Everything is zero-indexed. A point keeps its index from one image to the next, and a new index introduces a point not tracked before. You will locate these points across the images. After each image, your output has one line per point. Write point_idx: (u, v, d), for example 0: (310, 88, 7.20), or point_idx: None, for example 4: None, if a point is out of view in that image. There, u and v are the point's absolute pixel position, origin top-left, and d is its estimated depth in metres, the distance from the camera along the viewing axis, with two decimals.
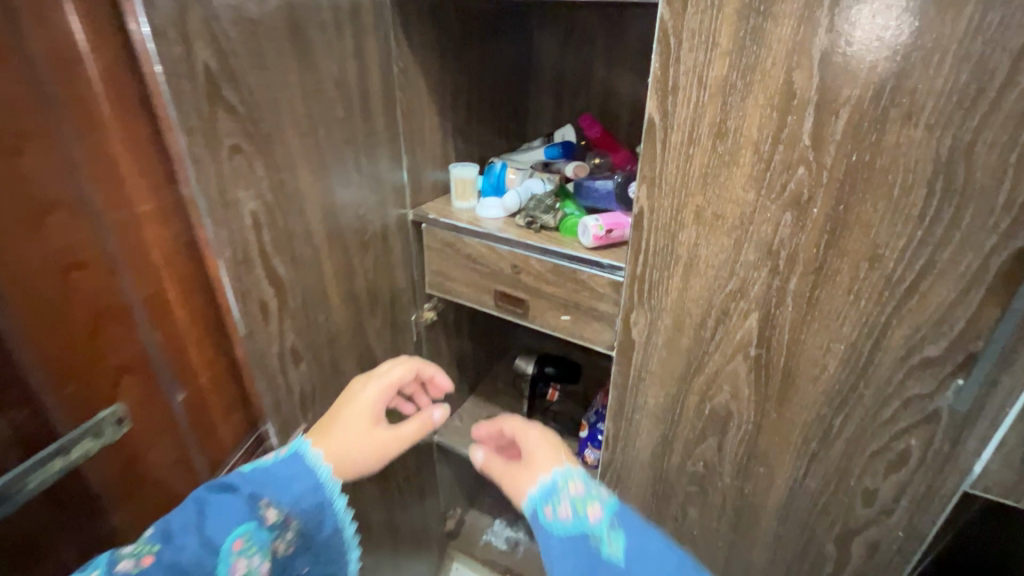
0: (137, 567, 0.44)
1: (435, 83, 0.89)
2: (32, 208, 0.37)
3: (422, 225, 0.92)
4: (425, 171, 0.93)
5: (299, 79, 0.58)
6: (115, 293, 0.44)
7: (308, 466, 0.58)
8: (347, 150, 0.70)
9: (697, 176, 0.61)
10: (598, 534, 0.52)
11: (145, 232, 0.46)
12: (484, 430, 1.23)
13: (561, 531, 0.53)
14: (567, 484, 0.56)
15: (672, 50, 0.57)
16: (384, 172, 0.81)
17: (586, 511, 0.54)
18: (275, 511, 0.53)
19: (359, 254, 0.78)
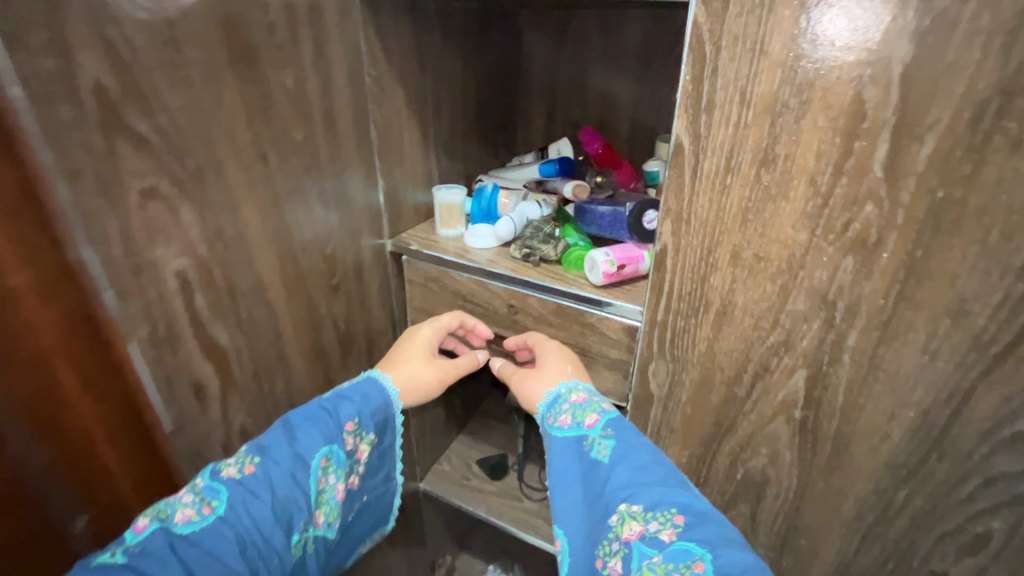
0: (240, 476, 0.52)
1: (414, 94, 0.77)
2: None
3: (403, 257, 0.80)
4: (405, 194, 0.81)
5: (238, 97, 0.47)
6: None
7: (378, 392, 0.66)
8: (307, 178, 0.58)
9: (735, 211, 0.51)
10: (592, 436, 0.58)
11: (11, 315, 0.36)
12: (477, 476, 1.11)
13: (563, 433, 0.61)
14: (570, 394, 0.63)
15: (708, 59, 0.47)
16: (357, 199, 0.69)
17: (585, 419, 0.60)
18: (352, 438, 0.62)
19: (327, 299, 0.66)
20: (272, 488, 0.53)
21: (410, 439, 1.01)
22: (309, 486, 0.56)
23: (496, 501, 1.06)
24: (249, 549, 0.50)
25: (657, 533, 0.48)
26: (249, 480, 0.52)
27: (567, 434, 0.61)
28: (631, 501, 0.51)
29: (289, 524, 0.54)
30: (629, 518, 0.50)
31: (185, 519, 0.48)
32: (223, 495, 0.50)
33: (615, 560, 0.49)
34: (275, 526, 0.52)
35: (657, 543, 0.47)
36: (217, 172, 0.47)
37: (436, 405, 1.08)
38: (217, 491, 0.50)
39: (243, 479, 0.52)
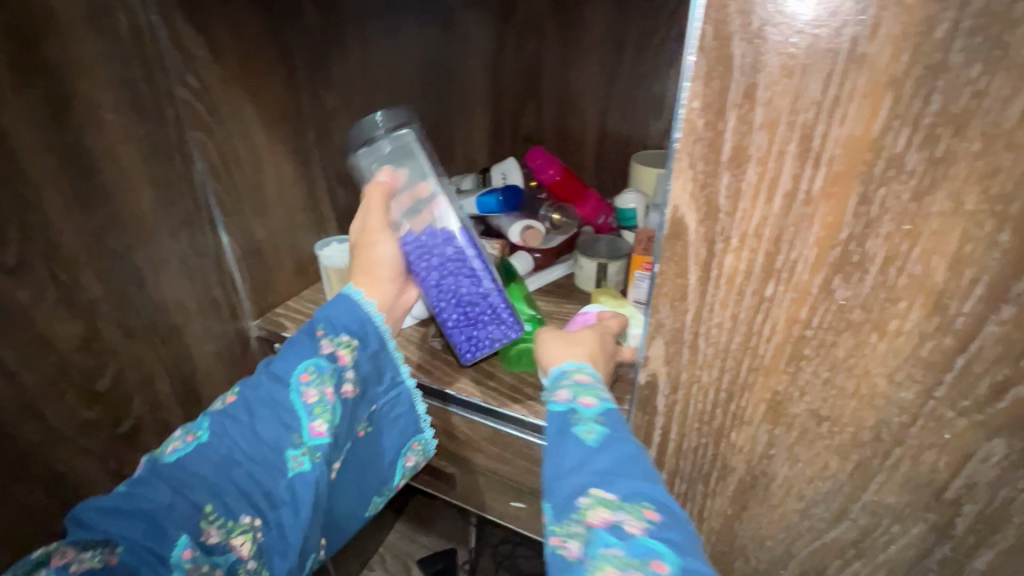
0: (222, 407, 0.37)
1: (276, 109, 0.52)
2: None
3: (276, 345, 0.55)
4: (276, 253, 0.55)
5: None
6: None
7: (354, 313, 0.42)
8: (12, 288, 0.33)
9: (783, 341, 0.28)
10: (585, 413, 0.31)
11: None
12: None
13: (547, 404, 0.33)
14: (574, 374, 0.36)
15: (738, 70, 0.23)
16: (171, 285, 0.44)
17: (581, 395, 0.33)
18: (334, 344, 0.40)
19: (115, 455, 0.41)
20: (254, 416, 0.36)
21: None
22: (290, 405, 0.37)
23: None
24: (223, 491, 0.34)
25: (622, 524, 0.25)
26: (239, 406, 0.37)
27: (553, 408, 0.33)
28: (608, 486, 0.27)
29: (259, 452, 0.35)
30: (598, 503, 0.27)
31: (171, 452, 0.35)
32: (206, 424, 0.36)
33: (567, 551, 0.26)
34: (246, 465, 0.35)
35: (626, 540, 0.25)
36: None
37: None
38: (204, 420, 0.36)
39: (231, 408, 0.37)
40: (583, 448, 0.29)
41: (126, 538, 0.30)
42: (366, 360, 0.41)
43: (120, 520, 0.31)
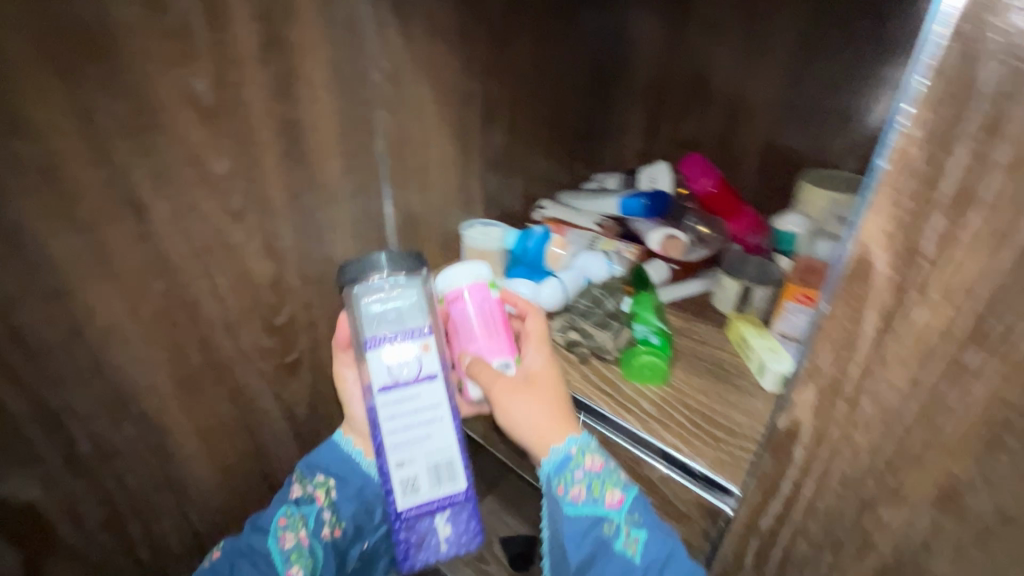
0: (210, 563, 0.44)
1: (449, 96, 0.55)
2: None
3: None
4: (428, 227, 0.60)
5: (66, 121, 0.30)
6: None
7: (336, 461, 0.48)
8: (232, 231, 0.40)
9: (977, 420, 0.24)
10: (616, 522, 0.40)
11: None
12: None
13: (567, 510, 0.41)
14: (585, 462, 0.42)
15: (984, 97, 0.20)
16: (341, 245, 0.50)
17: (604, 497, 0.41)
18: (305, 487, 0.47)
19: (278, 381, 0.48)
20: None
21: None
22: None
23: None
24: None
25: None
26: (220, 565, 0.44)
27: (579, 516, 0.41)
28: None
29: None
30: None
31: None
32: None
33: None
34: None
35: None
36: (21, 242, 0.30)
37: None
38: None
39: (216, 566, 0.44)
40: (625, 561, 0.39)
41: None
42: (347, 509, 0.47)
43: None
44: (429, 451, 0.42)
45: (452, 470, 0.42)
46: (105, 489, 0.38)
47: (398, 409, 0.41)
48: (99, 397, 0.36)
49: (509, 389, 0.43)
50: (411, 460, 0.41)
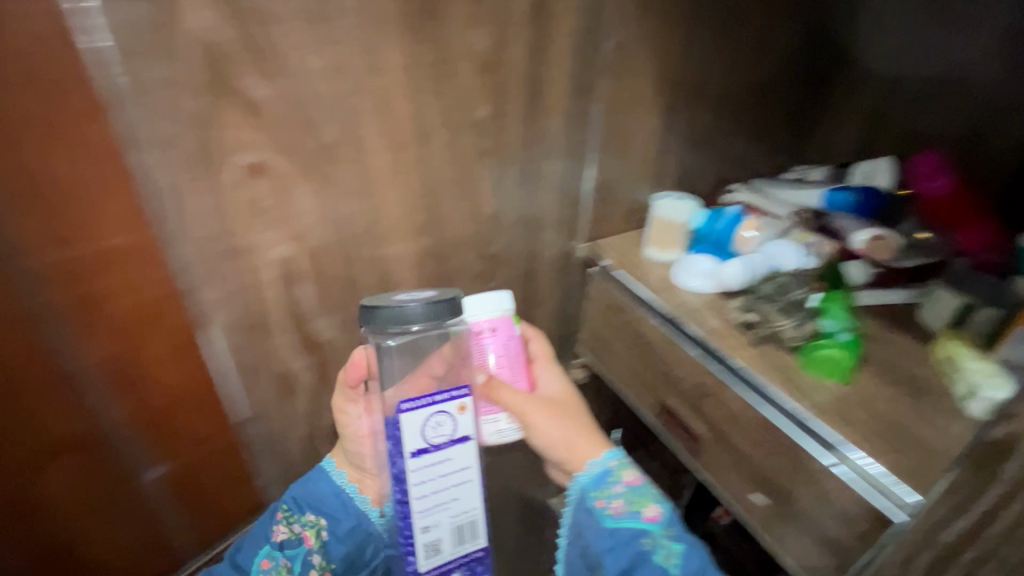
0: None
1: (668, 69, 0.57)
2: None
3: (593, 270, 0.65)
4: (620, 195, 0.64)
5: (398, 64, 0.39)
6: (46, 354, 0.34)
7: (324, 497, 0.48)
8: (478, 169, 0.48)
9: None
10: (655, 533, 0.44)
11: (106, 278, 0.35)
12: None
13: (608, 523, 0.45)
14: (622, 474, 0.47)
15: None
16: (546, 197, 0.56)
17: (643, 509, 0.45)
18: (289, 527, 0.47)
19: None
20: None
21: None
22: None
23: None
24: None
25: None
26: None
27: (620, 527, 0.45)
28: None
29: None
30: None
31: None
32: None
33: None
34: None
35: None
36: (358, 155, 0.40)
37: None
38: None
39: None
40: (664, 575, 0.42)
41: None
42: (334, 549, 0.48)
43: None
44: (455, 513, 0.43)
45: (474, 529, 0.45)
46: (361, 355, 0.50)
47: (428, 474, 0.42)
48: (376, 282, 0.47)
49: (540, 407, 0.48)
50: (436, 524, 0.43)
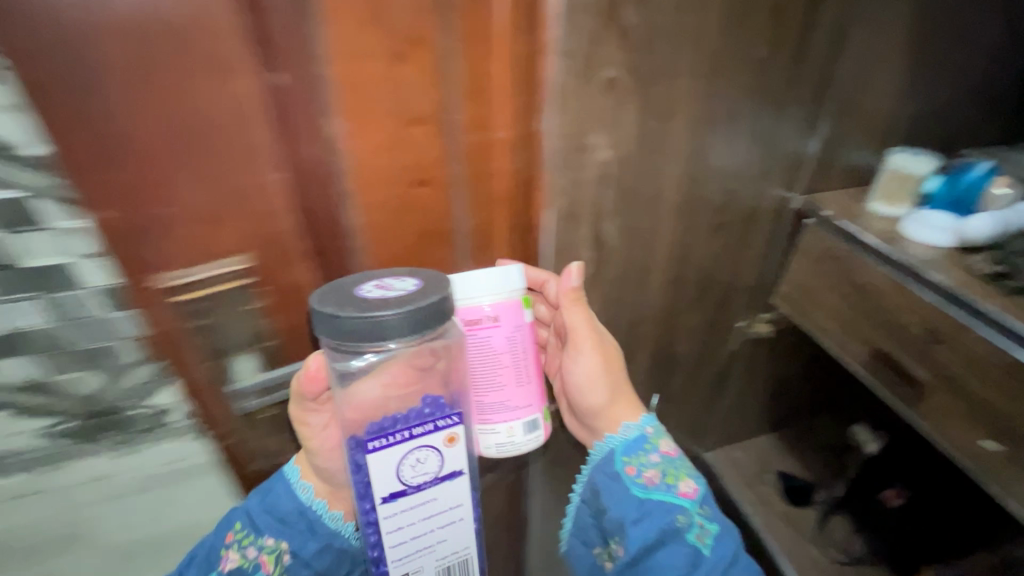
0: None
1: (924, 27, 0.59)
2: (393, 128, 0.41)
3: (809, 221, 0.68)
4: (846, 152, 0.66)
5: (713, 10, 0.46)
6: (445, 219, 0.47)
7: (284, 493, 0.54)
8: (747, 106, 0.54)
9: None
10: (687, 508, 0.50)
11: (495, 159, 0.45)
12: (799, 547, 0.88)
13: (640, 494, 0.51)
14: (654, 449, 0.54)
15: None
16: (782, 145, 0.61)
17: (679, 486, 0.52)
18: (237, 554, 0.52)
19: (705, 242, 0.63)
20: None
21: (716, 410, 0.93)
22: None
23: (778, 526, 0.91)
24: None
25: None
26: None
27: (654, 499, 0.51)
28: None
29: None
30: None
31: None
32: None
33: None
34: None
35: None
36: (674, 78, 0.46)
37: (759, 392, 0.95)
38: None
39: None
40: (690, 547, 0.49)
41: None
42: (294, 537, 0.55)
43: None
44: (438, 558, 0.52)
45: (463, 565, 0.54)
46: (628, 266, 0.57)
47: (399, 513, 0.48)
48: (655, 201, 0.53)
49: (569, 367, 0.57)
50: (422, 565, 0.51)
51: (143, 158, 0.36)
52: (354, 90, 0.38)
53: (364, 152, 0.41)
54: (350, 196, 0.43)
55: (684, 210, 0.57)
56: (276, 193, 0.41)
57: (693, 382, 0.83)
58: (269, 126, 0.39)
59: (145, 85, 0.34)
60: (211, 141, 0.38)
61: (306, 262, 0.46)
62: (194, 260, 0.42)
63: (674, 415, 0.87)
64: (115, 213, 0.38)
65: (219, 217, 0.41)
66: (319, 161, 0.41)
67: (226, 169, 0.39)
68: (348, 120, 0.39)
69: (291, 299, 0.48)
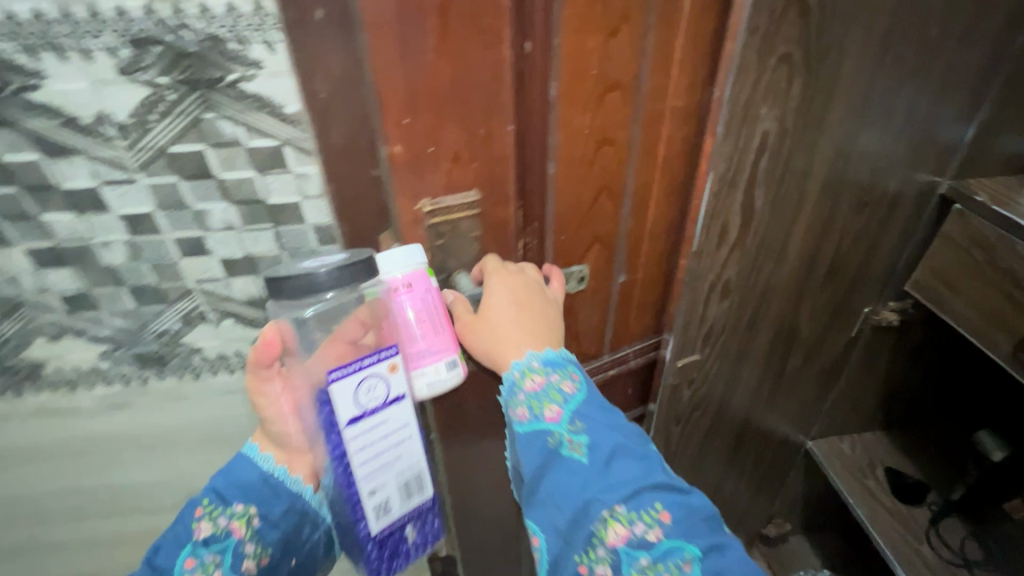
0: None
1: None
2: (598, 92, 0.51)
3: (955, 206, 0.68)
4: (1004, 138, 0.65)
5: None
6: (620, 173, 0.58)
7: (248, 465, 0.60)
8: (904, 86, 0.57)
9: None
10: (557, 430, 0.52)
11: (663, 125, 0.57)
12: (906, 543, 0.86)
13: (524, 429, 0.54)
14: (531, 378, 0.56)
15: None
16: (935, 128, 0.62)
17: (548, 412, 0.53)
18: (210, 523, 0.56)
19: (844, 220, 0.66)
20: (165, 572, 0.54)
21: (829, 398, 0.93)
22: None
23: (885, 518, 0.90)
24: None
25: (645, 534, 0.45)
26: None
27: (531, 430, 0.54)
28: (622, 502, 0.47)
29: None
30: (613, 521, 0.46)
31: None
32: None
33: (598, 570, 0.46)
34: None
35: (649, 548, 0.45)
36: (839, 55, 0.51)
37: (876, 387, 0.93)
38: None
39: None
40: (576, 464, 0.50)
41: None
42: (265, 502, 0.59)
43: None
44: (400, 472, 0.56)
45: (418, 483, 0.58)
46: (766, 235, 0.62)
47: (363, 437, 0.52)
48: (800, 173, 0.58)
49: (482, 329, 0.58)
50: (386, 484, 0.55)
51: (428, 106, 0.45)
52: (575, 59, 0.48)
53: (572, 112, 0.51)
54: (555, 149, 0.53)
55: (826, 183, 0.61)
56: (500, 144, 0.50)
57: (810, 364, 0.84)
58: (514, 88, 0.47)
59: (432, 53, 0.43)
60: (462, 100, 0.46)
61: (509, 208, 0.54)
62: (436, 197, 0.50)
63: (786, 397, 0.89)
64: (401, 149, 0.46)
65: (458, 164, 0.49)
66: (539, 123, 0.50)
67: (469, 123, 0.47)
68: (567, 90, 0.49)
69: (494, 241, 0.57)
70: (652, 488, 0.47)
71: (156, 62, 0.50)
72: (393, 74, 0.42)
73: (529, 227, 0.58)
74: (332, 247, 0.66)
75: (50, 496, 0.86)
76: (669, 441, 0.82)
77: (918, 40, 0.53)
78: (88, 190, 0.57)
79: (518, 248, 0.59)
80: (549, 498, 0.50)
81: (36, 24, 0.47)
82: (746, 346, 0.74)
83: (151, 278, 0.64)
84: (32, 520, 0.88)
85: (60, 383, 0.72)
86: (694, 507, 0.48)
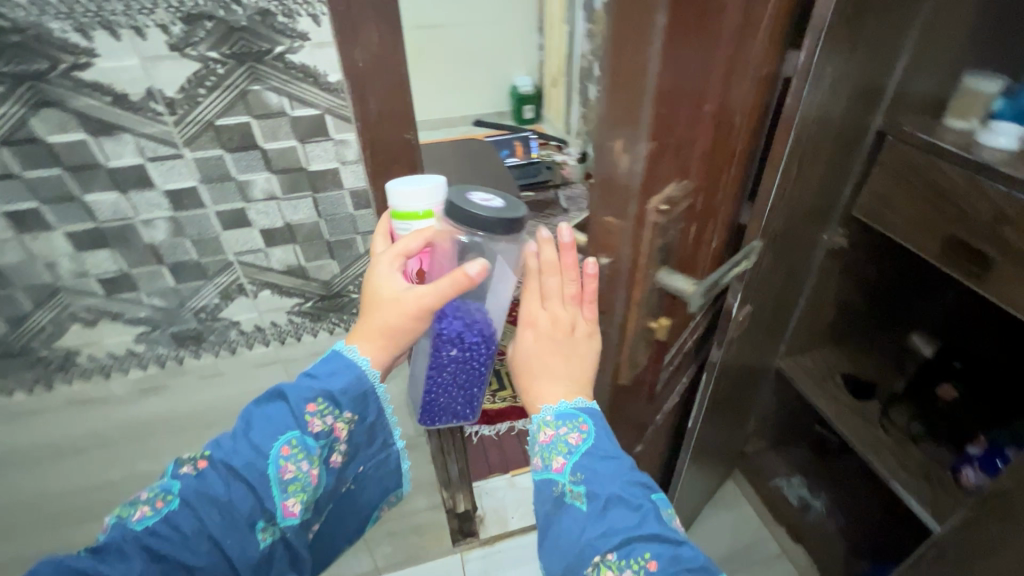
0: (195, 466, 0.53)
1: None
2: (756, 55, 0.49)
3: (887, 137, 0.80)
4: (940, 81, 0.78)
5: None
6: (742, 140, 0.57)
7: (351, 367, 0.57)
8: (886, 40, 0.65)
9: None
10: (562, 480, 0.50)
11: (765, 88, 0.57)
12: (867, 429, 1.02)
13: (534, 478, 0.53)
14: (542, 428, 0.53)
15: None
16: (893, 74, 0.73)
17: (555, 460, 0.51)
18: (322, 419, 0.55)
19: (831, 162, 0.76)
20: (256, 448, 0.53)
21: (798, 323, 1.08)
22: (287, 482, 0.54)
23: (846, 412, 1.05)
24: (235, 494, 0.52)
25: None
26: (245, 454, 0.53)
27: (539, 477, 0.52)
28: (616, 553, 0.45)
29: (270, 507, 0.54)
30: (605, 569, 0.45)
31: (184, 472, 0.53)
32: (213, 460, 0.53)
33: None
34: (254, 479, 0.53)
35: None
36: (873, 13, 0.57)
37: (830, 308, 1.08)
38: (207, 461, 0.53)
39: (241, 453, 0.53)
40: (579, 511, 0.48)
41: (182, 494, 0.51)
42: (361, 408, 0.59)
43: (200, 499, 0.51)
44: None
45: None
46: (800, 185, 0.70)
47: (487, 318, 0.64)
48: (824, 122, 0.65)
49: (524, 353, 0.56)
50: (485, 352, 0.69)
51: (679, 92, 0.39)
52: (755, 21, 0.46)
53: (739, 78, 0.49)
54: (723, 119, 0.50)
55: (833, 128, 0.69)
56: (703, 123, 0.46)
57: (791, 293, 0.96)
58: (724, 60, 0.44)
59: (695, 27, 0.37)
60: (698, 76, 0.41)
61: (695, 192, 0.51)
62: (663, 189, 0.45)
63: (773, 327, 1.00)
64: (656, 143, 0.40)
65: (681, 151, 0.44)
66: (724, 96, 0.47)
67: (695, 101, 0.42)
68: (743, 54, 0.47)
69: (681, 232, 0.52)
70: (644, 539, 0.45)
71: (208, 36, 0.53)
72: (669, 58, 0.36)
73: (697, 213, 0.54)
74: (366, 210, 0.70)
75: (75, 491, 0.85)
76: (715, 389, 0.90)
77: (898, 0, 0.62)
78: (133, 167, 0.58)
79: (687, 238, 0.55)
80: (552, 541, 0.49)
81: (91, 3, 0.49)
82: (767, 289, 0.84)
83: (191, 253, 0.66)
84: (56, 521, 0.88)
85: (93, 370, 0.73)
86: (689, 566, 0.45)
